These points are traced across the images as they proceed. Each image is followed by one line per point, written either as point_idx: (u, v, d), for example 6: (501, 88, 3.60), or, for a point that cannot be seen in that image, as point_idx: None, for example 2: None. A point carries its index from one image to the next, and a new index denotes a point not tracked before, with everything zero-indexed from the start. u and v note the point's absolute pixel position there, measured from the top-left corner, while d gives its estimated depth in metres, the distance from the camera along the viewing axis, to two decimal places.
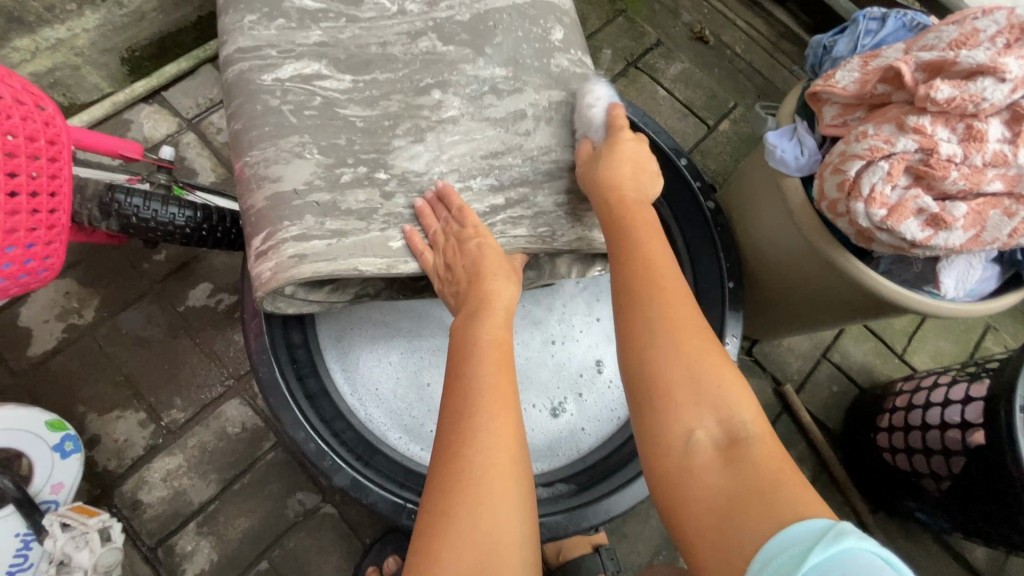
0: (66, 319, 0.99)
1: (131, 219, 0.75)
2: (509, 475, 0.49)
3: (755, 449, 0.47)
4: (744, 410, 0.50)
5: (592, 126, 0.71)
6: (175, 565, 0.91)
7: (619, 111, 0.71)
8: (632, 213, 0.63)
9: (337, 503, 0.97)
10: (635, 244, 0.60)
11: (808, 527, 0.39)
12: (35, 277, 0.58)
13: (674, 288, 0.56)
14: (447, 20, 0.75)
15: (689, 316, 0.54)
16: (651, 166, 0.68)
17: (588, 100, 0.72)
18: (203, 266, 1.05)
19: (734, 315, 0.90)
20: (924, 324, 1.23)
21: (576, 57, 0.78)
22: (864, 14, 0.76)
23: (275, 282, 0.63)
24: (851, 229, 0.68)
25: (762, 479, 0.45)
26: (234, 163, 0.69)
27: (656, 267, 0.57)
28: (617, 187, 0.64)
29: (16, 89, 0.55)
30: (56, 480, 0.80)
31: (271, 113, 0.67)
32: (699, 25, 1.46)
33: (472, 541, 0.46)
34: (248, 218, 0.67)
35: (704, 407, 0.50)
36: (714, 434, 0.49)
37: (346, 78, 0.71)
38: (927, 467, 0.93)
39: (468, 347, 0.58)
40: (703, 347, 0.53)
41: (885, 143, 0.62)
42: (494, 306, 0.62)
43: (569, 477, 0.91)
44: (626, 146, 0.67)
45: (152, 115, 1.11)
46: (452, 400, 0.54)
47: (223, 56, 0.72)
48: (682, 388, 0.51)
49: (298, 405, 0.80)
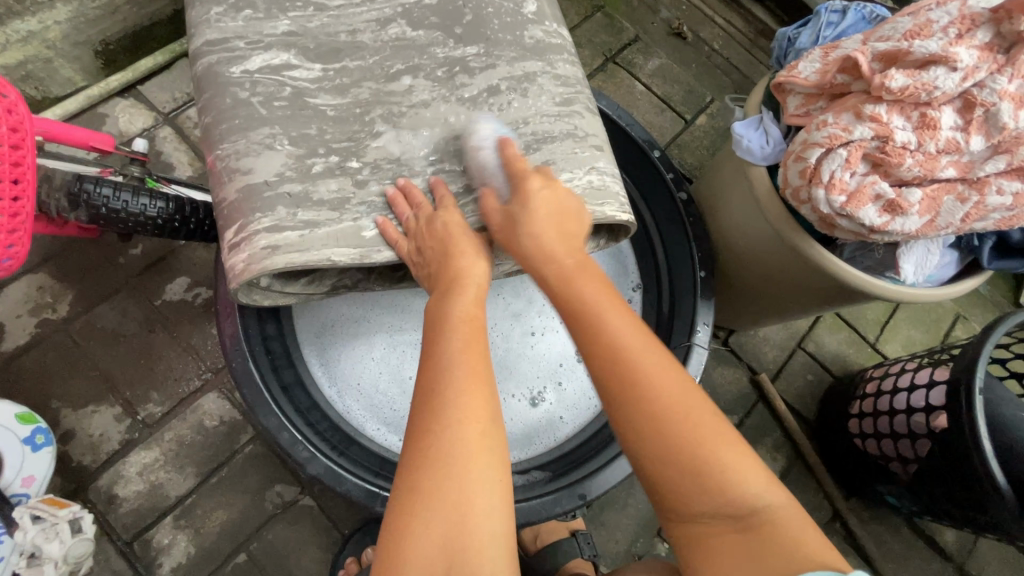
0: (39, 314, 0.99)
1: (101, 210, 0.75)
2: (479, 449, 0.50)
3: (774, 514, 0.47)
4: (755, 483, 0.48)
5: (489, 173, 0.69)
6: (151, 560, 0.90)
7: (512, 150, 0.69)
8: (580, 284, 0.59)
9: (316, 495, 0.97)
10: (601, 324, 0.54)
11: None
12: None
13: (657, 371, 0.51)
14: (417, 5, 0.76)
15: (678, 396, 0.50)
16: (574, 212, 0.66)
17: (474, 141, 0.70)
18: (180, 260, 1.05)
19: (705, 305, 0.91)
20: (895, 313, 1.26)
21: (551, 28, 0.79)
22: (826, 6, 0.77)
23: (249, 273, 0.63)
24: (813, 215, 0.69)
25: (787, 548, 0.44)
26: (206, 155, 0.69)
27: (630, 353, 0.52)
28: (552, 257, 0.62)
29: None
30: (27, 474, 0.78)
31: (241, 105, 0.68)
32: (677, 21, 1.48)
33: (440, 514, 0.47)
34: (220, 210, 0.67)
35: (714, 492, 0.47)
36: (729, 515, 0.47)
37: (317, 67, 0.71)
38: (894, 451, 0.95)
39: (441, 322, 0.58)
40: (696, 418, 0.50)
41: (843, 131, 0.64)
42: (466, 283, 0.62)
43: (545, 465, 0.93)
44: (536, 198, 0.64)
45: (127, 109, 1.10)
46: (422, 377, 0.54)
47: (189, 49, 0.72)
48: (686, 475, 0.48)
49: (273, 397, 0.80)
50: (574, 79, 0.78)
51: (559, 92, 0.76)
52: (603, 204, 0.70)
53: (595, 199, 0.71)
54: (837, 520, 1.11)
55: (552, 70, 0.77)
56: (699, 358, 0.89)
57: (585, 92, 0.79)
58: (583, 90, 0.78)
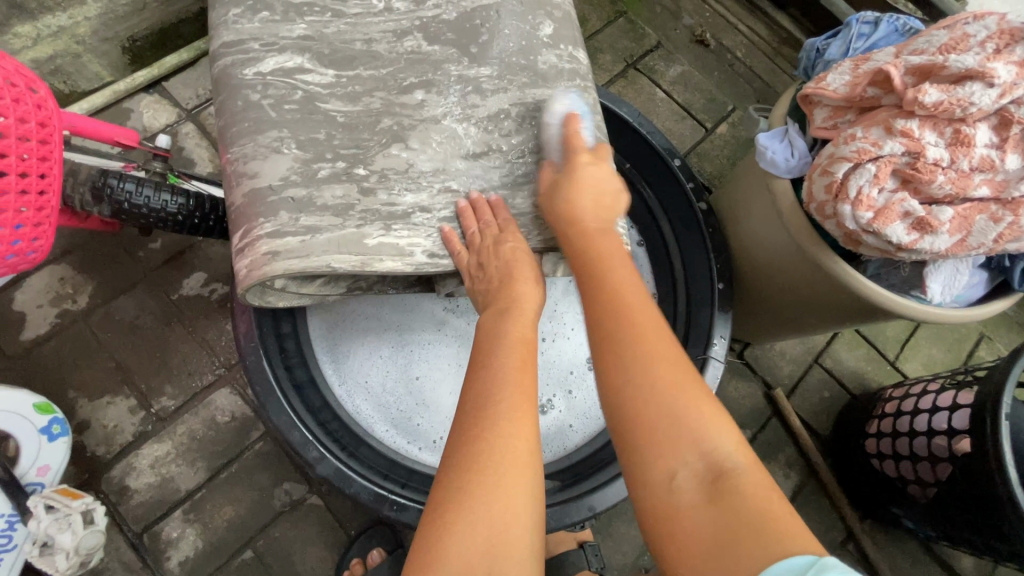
0: (60, 304, 1.00)
1: (124, 204, 0.75)
2: (528, 465, 0.50)
3: (744, 484, 0.48)
4: (725, 441, 0.50)
5: (550, 146, 0.73)
6: (160, 552, 0.91)
7: (578, 125, 0.72)
8: (598, 242, 0.64)
9: (323, 495, 0.97)
10: (606, 277, 0.60)
11: (795, 564, 0.42)
12: (22, 258, 0.59)
13: (650, 322, 0.55)
14: (434, 19, 0.76)
15: (661, 348, 0.53)
16: (615, 189, 0.72)
17: (546, 115, 0.74)
18: (198, 256, 1.06)
19: (722, 317, 0.89)
20: (917, 331, 1.23)
21: (565, 53, 0.79)
22: (857, 18, 0.75)
23: (250, 279, 0.64)
24: (839, 231, 0.68)
25: (756, 520, 0.45)
26: (220, 156, 0.70)
27: (623, 297, 0.57)
28: (579, 219, 0.66)
29: (9, 72, 0.56)
30: (42, 463, 0.77)
31: (252, 108, 0.69)
32: (700, 28, 1.47)
33: (486, 519, 0.47)
34: (230, 215, 0.69)
35: (689, 445, 0.50)
36: (698, 471, 0.49)
37: (329, 73, 0.72)
38: (914, 474, 0.92)
39: (497, 339, 0.61)
40: (676, 372, 0.52)
41: (872, 146, 0.62)
42: (525, 306, 0.66)
43: (554, 474, 0.91)
44: (585, 170, 0.69)
45: (151, 105, 1.12)
46: (474, 389, 0.56)
47: (209, 50, 0.74)
48: (661, 428, 0.50)
49: (284, 393, 0.80)
50: (587, 108, 0.76)
51: None
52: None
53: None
54: (850, 542, 1.08)
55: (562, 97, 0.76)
56: (715, 371, 0.87)
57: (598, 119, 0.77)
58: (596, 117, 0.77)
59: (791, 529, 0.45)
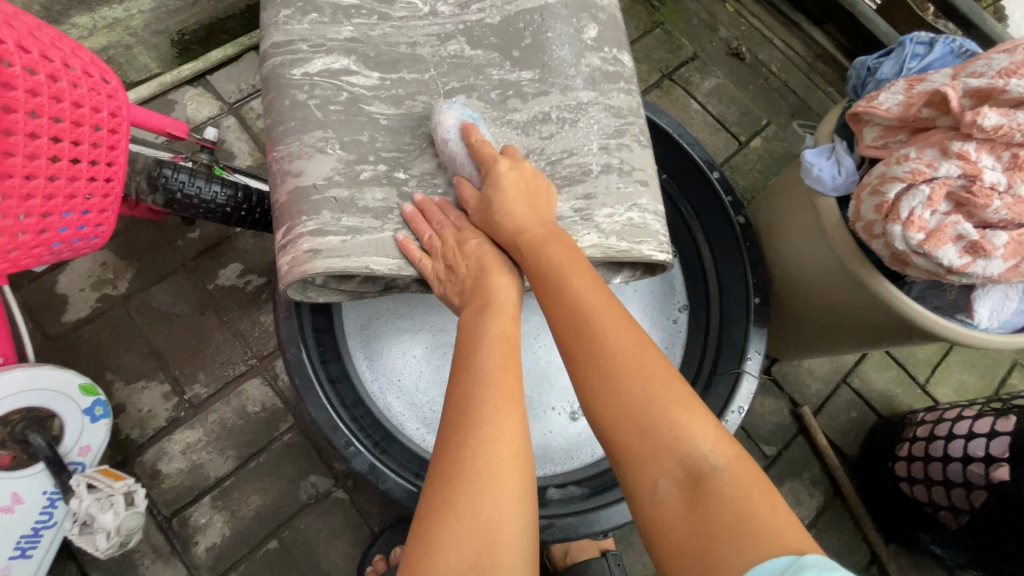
0: (100, 289, 1.03)
1: (176, 194, 0.78)
2: (512, 469, 0.50)
3: (725, 485, 0.45)
4: (704, 442, 0.48)
5: (461, 160, 0.70)
6: (188, 538, 0.92)
7: (477, 134, 0.69)
8: (547, 249, 0.63)
9: (349, 489, 0.98)
10: (561, 292, 0.58)
11: (771, 566, 0.40)
12: (86, 242, 0.60)
13: (612, 331, 0.54)
14: (477, 23, 0.77)
15: (631, 352, 0.52)
16: (544, 187, 0.69)
17: (439, 130, 0.70)
18: (234, 248, 1.08)
19: (758, 332, 0.89)
20: (948, 355, 1.21)
21: (610, 55, 0.79)
22: (911, 38, 0.75)
23: (291, 277, 0.65)
24: (886, 250, 0.68)
25: (739, 524, 0.43)
26: (266, 153, 0.71)
27: (586, 309, 0.56)
28: (523, 232, 0.66)
29: (85, 61, 0.56)
30: (84, 443, 0.79)
31: (297, 108, 0.70)
32: (736, 42, 1.47)
33: (471, 533, 0.47)
34: (274, 211, 0.70)
35: (664, 450, 0.48)
36: (677, 477, 0.47)
37: (374, 76, 0.73)
38: (945, 500, 0.90)
39: (475, 341, 0.60)
40: (641, 376, 0.51)
41: (927, 167, 0.62)
42: (502, 300, 0.65)
43: (581, 481, 0.91)
44: (506, 179, 0.67)
45: (195, 98, 1.14)
46: (457, 395, 0.55)
47: (259, 50, 0.75)
48: (636, 435, 0.49)
49: (322, 387, 0.81)
50: (627, 109, 0.78)
51: (607, 123, 0.76)
52: (640, 242, 0.71)
53: (633, 236, 0.72)
54: (874, 565, 1.07)
55: (604, 101, 0.77)
56: (748, 387, 0.86)
57: (638, 124, 0.78)
58: (636, 121, 0.78)
59: (780, 533, 0.42)
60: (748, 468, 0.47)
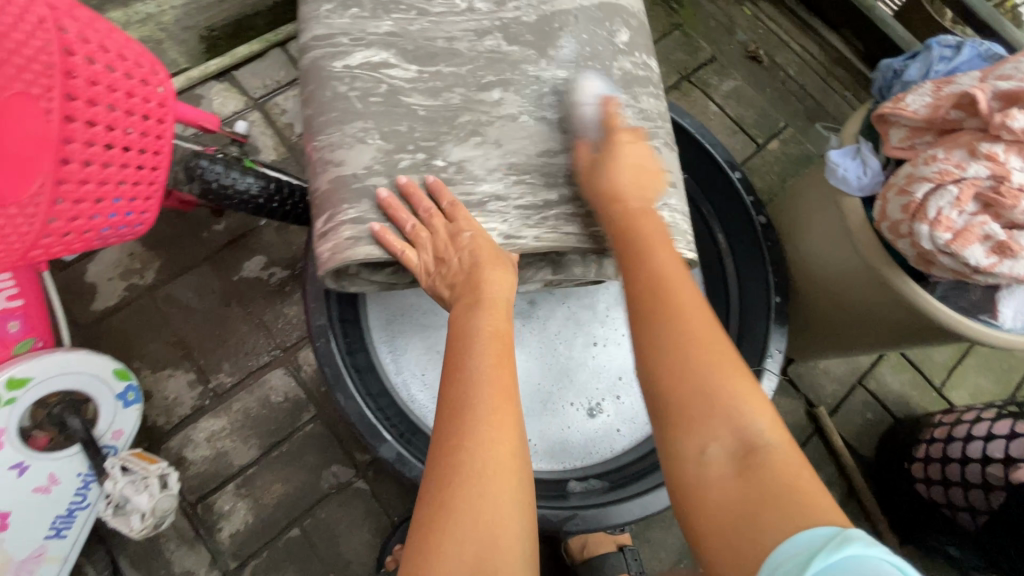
0: (128, 278, 1.04)
1: (211, 185, 0.79)
2: (509, 467, 0.51)
3: (776, 459, 0.46)
4: (760, 418, 0.49)
5: (586, 126, 0.73)
6: (212, 524, 0.94)
7: (613, 108, 0.73)
8: (641, 222, 0.65)
9: (369, 479, 0.99)
10: (648, 259, 0.59)
11: (817, 534, 0.40)
12: (131, 229, 0.61)
13: (689, 300, 0.54)
14: (515, 20, 0.78)
15: (700, 323, 0.53)
16: (654, 172, 0.71)
17: (578, 97, 0.73)
18: (258, 240, 1.09)
19: (778, 331, 0.90)
20: (964, 358, 1.22)
21: (640, 60, 0.81)
22: (937, 41, 0.76)
23: (334, 263, 0.68)
24: (912, 250, 0.69)
25: (786, 494, 0.44)
26: (305, 144, 0.74)
27: (669, 275, 0.57)
28: (621, 199, 0.67)
29: (138, 52, 0.54)
30: (116, 427, 0.80)
31: (339, 99, 0.72)
32: (754, 45, 1.48)
33: (472, 534, 0.47)
34: (313, 199, 0.72)
35: (720, 418, 0.48)
36: (729, 447, 0.48)
37: (413, 69, 0.75)
38: (963, 501, 0.90)
39: (467, 339, 0.61)
40: (712, 346, 0.51)
41: (955, 167, 0.63)
42: (494, 296, 0.66)
43: (601, 475, 0.93)
44: (623, 152, 0.70)
45: (220, 93, 1.16)
46: (450, 395, 0.55)
47: (298, 42, 0.77)
48: (694, 400, 0.49)
49: (350, 377, 0.82)
50: (656, 113, 0.80)
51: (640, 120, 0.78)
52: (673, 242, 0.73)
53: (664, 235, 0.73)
54: None
55: (637, 104, 0.78)
56: (769, 384, 0.87)
57: (665, 128, 0.80)
58: (663, 126, 0.80)
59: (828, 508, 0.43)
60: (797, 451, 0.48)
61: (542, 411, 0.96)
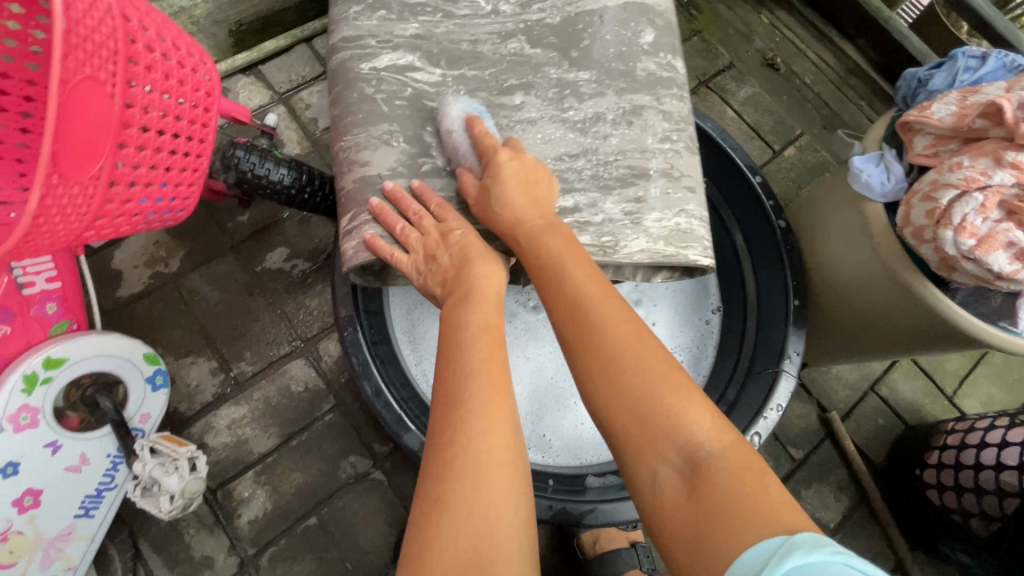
0: (153, 266, 1.06)
1: (246, 174, 0.81)
2: (503, 462, 0.52)
3: (720, 471, 0.44)
4: (700, 428, 0.46)
5: (461, 151, 0.71)
6: (231, 510, 0.95)
7: (481, 126, 0.70)
8: (544, 241, 0.62)
9: (386, 471, 1.00)
10: (560, 276, 0.57)
11: (760, 548, 0.39)
12: (173, 215, 0.63)
13: (613, 322, 0.52)
14: (538, 23, 0.80)
15: (628, 345, 0.51)
16: (546, 181, 0.69)
17: (445, 122, 0.72)
18: (281, 232, 1.11)
19: (796, 333, 0.91)
20: (976, 368, 1.23)
21: (664, 61, 0.80)
22: (963, 52, 0.77)
23: (359, 259, 0.70)
24: (935, 255, 0.70)
25: (736, 508, 0.42)
26: (333, 143, 0.75)
27: (590, 299, 0.54)
28: (523, 222, 0.65)
29: (188, 44, 0.58)
30: (144, 411, 0.81)
31: (365, 101, 0.73)
32: (771, 53, 1.49)
33: (467, 530, 0.48)
34: (339, 197, 0.75)
35: (660, 438, 0.47)
36: (675, 465, 0.46)
37: (437, 73, 0.76)
38: (976, 506, 0.91)
39: (459, 333, 0.60)
40: (643, 367, 0.49)
41: (981, 175, 0.64)
42: (484, 289, 0.65)
43: (619, 471, 0.92)
44: (505, 169, 0.67)
45: (247, 86, 1.18)
46: (444, 390, 0.56)
47: (327, 45, 0.78)
48: (634, 426, 0.48)
49: (377, 369, 0.84)
50: (678, 115, 0.79)
51: (662, 128, 0.78)
52: (687, 247, 0.73)
53: (679, 240, 0.73)
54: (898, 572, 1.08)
55: (659, 106, 0.78)
56: (787, 385, 0.88)
57: (689, 131, 0.80)
58: (688, 128, 0.80)
59: (782, 518, 0.41)
60: (746, 454, 0.46)
61: (557, 407, 0.97)
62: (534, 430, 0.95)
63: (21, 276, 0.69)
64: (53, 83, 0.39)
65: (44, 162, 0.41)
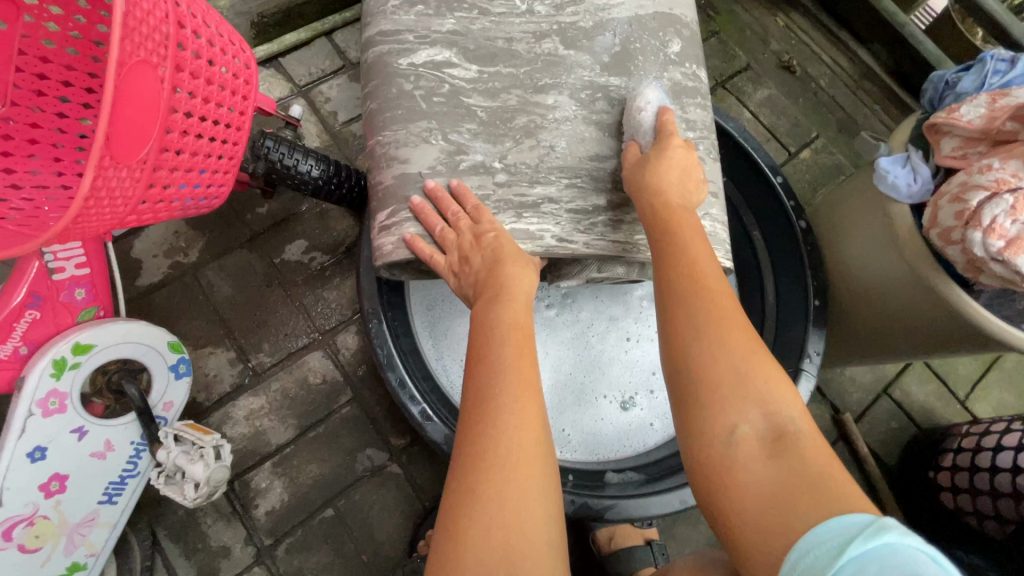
0: (172, 256, 1.06)
1: (275, 165, 0.81)
2: (534, 456, 0.52)
3: (806, 445, 0.45)
4: (789, 405, 0.47)
5: (642, 129, 0.72)
6: (249, 500, 0.95)
7: (669, 115, 0.71)
8: (682, 218, 0.62)
9: (403, 464, 1.00)
10: (688, 246, 0.58)
11: (852, 518, 0.38)
12: (206, 203, 0.63)
13: (721, 291, 0.53)
14: (572, 25, 0.79)
15: (729, 312, 0.52)
16: (698, 177, 0.68)
17: (640, 102, 0.73)
18: (301, 224, 1.10)
19: (816, 333, 0.92)
20: (989, 373, 1.23)
21: (689, 71, 0.81)
22: (992, 55, 0.78)
23: (395, 255, 0.71)
24: (962, 256, 0.70)
25: (820, 479, 0.42)
26: (369, 138, 0.76)
27: (702, 266, 0.56)
28: (664, 193, 0.64)
29: (227, 34, 0.58)
30: (167, 399, 0.82)
31: (404, 97, 0.74)
32: (787, 55, 1.49)
33: (497, 523, 0.47)
34: (374, 192, 0.75)
35: (751, 400, 0.47)
36: (759, 429, 0.46)
37: (473, 69, 0.76)
38: (991, 509, 0.90)
39: (489, 332, 0.61)
40: (745, 334, 0.50)
41: (1012, 177, 0.65)
42: (516, 290, 0.65)
43: (638, 468, 0.94)
44: (673, 151, 0.67)
45: (268, 79, 1.18)
46: (475, 384, 0.56)
47: (364, 36, 0.78)
48: (727, 381, 0.48)
49: (399, 361, 0.85)
50: (702, 124, 0.79)
51: (688, 138, 0.78)
52: (713, 249, 0.73)
53: (706, 242, 0.74)
54: None
55: (683, 115, 0.78)
56: (807, 385, 0.90)
57: (711, 138, 0.80)
58: (708, 136, 0.79)
59: (859, 497, 0.41)
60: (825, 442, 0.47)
61: (577, 403, 0.97)
62: (554, 425, 0.96)
63: (52, 261, 0.70)
64: (111, 64, 0.39)
65: (98, 144, 0.41)
